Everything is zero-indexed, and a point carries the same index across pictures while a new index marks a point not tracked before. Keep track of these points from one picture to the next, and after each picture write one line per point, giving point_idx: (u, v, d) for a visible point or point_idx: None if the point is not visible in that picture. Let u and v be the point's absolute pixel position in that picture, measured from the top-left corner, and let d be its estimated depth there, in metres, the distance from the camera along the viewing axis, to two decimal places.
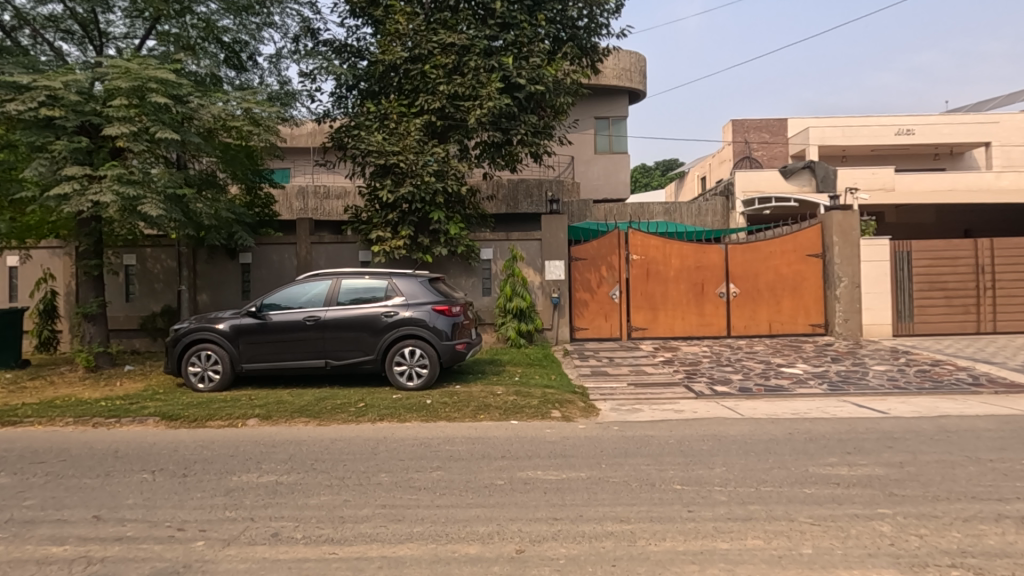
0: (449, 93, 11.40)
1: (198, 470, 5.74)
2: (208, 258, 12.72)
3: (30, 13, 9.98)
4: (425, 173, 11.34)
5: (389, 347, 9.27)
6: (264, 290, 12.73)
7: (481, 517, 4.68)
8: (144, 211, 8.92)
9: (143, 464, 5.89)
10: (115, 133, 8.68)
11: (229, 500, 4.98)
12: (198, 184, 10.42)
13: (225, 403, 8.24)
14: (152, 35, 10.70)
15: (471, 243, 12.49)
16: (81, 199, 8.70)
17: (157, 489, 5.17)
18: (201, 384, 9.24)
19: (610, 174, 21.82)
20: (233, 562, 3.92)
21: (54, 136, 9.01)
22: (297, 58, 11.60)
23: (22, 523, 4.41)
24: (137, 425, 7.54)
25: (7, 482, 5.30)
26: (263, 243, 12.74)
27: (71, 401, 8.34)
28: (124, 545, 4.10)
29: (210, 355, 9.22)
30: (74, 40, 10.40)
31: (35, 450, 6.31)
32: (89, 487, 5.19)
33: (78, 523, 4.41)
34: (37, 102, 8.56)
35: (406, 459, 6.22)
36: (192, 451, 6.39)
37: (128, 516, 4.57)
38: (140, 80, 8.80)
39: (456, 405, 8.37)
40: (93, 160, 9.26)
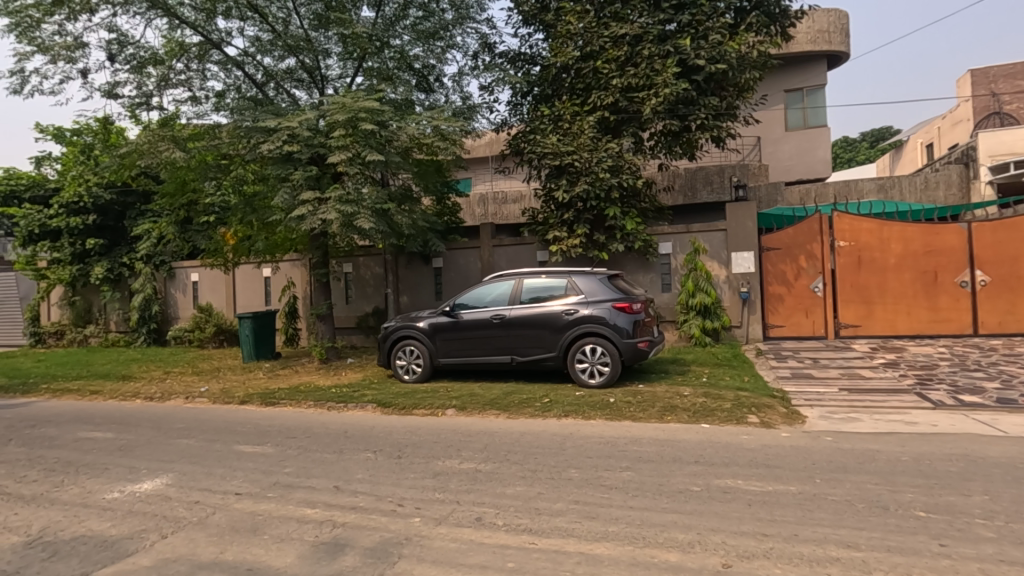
0: (623, 85, 11.20)
1: (409, 453, 6.44)
2: (407, 264, 14.24)
3: (274, 70, 12.14)
4: (599, 170, 11.28)
5: (570, 345, 9.39)
6: (454, 292, 13.86)
7: (678, 524, 4.45)
8: (359, 225, 10.33)
9: (366, 445, 6.79)
10: (336, 160, 10.17)
11: (437, 483, 5.47)
12: (399, 198, 11.73)
13: (427, 393, 9.13)
14: (359, 72, 12.31)
15: (648, 238, 12.10)
16: (314, 218, 10.33)
17: (379, 467, 5.91)
18: (406, 376, 10.31)
19: (804, 151, 19.43)
20: (444, 540, 4.28)
21: (293, 167, 10.84)
22: (477, 72, 12.38)
23: (285, 485, 5.37)
24: (359, 410, 8.72)
25: (272, 451, 6.55)
26: (452, 248, 13.87)
27: (311, 387, 9.99)
28: (358, 514, 4.74)
29: (413, 349, 10.28)
30: (304, 85, 12.43)
31: (288, 427, 7.68)
32: (329, 461, 6.15)
33: (323, 491, 5.24)
34: (282, 142, 10.39)
35: (594, 457, 6.21)
36: (403, 435, 7.20)
37: (359, 489, 5.29)
38: (354, 112, 10.20)
39: (641, 404, 8.15)
40: (320, 185, 10.93)
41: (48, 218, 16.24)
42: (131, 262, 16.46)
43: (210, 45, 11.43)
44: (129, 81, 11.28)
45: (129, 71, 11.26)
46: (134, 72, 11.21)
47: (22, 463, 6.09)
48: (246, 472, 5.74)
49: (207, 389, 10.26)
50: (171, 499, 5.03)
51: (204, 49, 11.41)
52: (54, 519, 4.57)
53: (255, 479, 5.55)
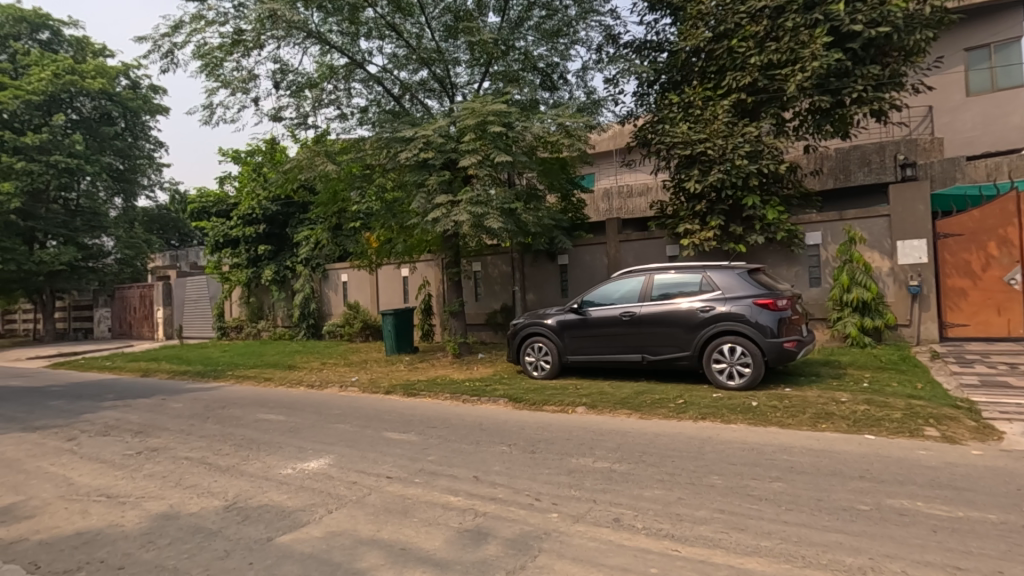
0: (762, 63, 10.36)
1: (543, 449, 6.52)
2: (533, 262, 14.45)
3: (409, 82, 12.93)
4: (736, 157, 10.52)
5: (706, 344, 8.89)
6: (580, 289, 13.81)
7: (844, 546, 3.98)
8: (489, 225, 10.67)
9: (500, 438, 6.99)
10: (467, 163, 10.60)
11: (572, 480, 5.47)
12: (525, 197, 11.94)
13: (557, 390, 9.20)
14: (486, 77, 12.73)
15: (793, 227, 11.05)
16: (447, 220, 10.82)
17: (514, 461, 6.06)
18: (535, 372, 10.45)
19: (991, 119, 16.51)
20: (583, 538, 4.26)
21: (428, 173, 11.50)
22: (602, 66, 12.19)
23: (429, 472, 5.71)
24: (492, 404, 9.02)
25: (417, 439, 7.01)
26: (578, 245, 13.82)
27: (447, 380, 10.56)
28: (497, 505, 4.89)
29: (542, 346, 10.39)
30: (435, 95, 13.13)
31: (429, 418, 8.18)
32: (468, 451, 6.44)
33: (465, 480, 5.48)
34: (418, 150, 11.04)
35: (739, 465, 5.80)
36: (536, 431, 7.31)
37: (498, 481, 5.46)
38: (483, 116, 10.57)
39: (789, 410, 7.46)
40: (452, 188, 11.46)
41: (230, 228, 18.96)
42: (292, 265, 18.62)
43: (355, 64, 12.49)
44: (290, 105, 12.69)
45: (290, 96, 12.66)
46: (293, 96, 12.59)
47: (218, 438, 7.16)
48: (395, 458, 6.20)
49: (357, 379, 11.29)
50: (333, 478, 5.58)
51: (350, 69, 12.50)
52: (243, 488, 5.30)
53: (403, 465, 5.97)
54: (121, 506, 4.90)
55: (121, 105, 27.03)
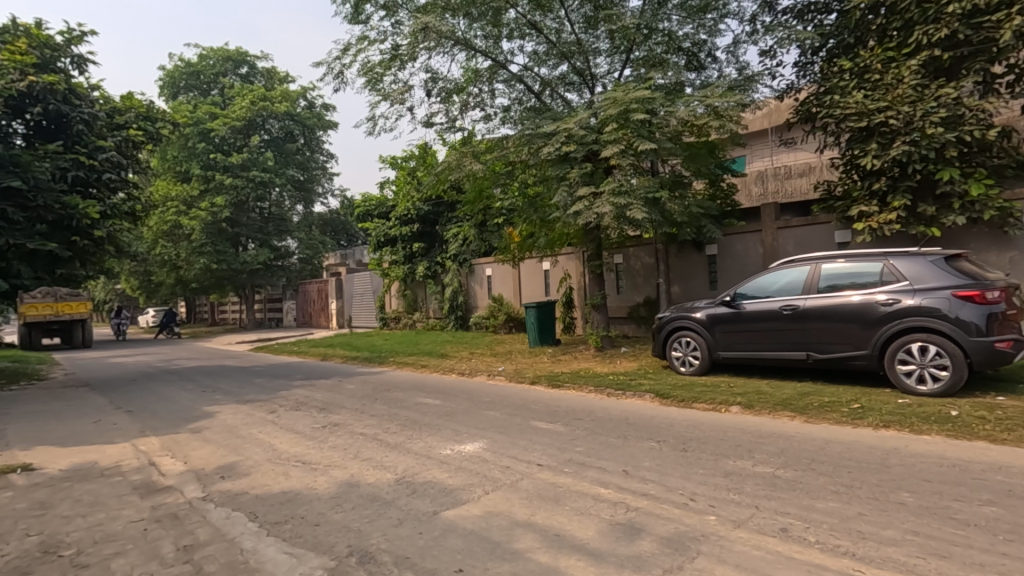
0: (964, 11, 8.87)
1: (695, 447, 6.22)
2: (679, 252, 13.83)
3: (549, 78, 13.05)
4: (928, 124, 9.02)
5: (889, 342, 7.79)
6: (731, 280, 12.92)
7: None
8: (633, 216, 10.40)
9: (649, 434, 6.82)
10: (610, 154, 10.44)
11: (730, 482, 5.15)
12: (671, 185, 11.46)
13: (707, 388, 8.71)
14: (627, 64, 12.46)
15: (1008, 202, 9.15)
16: (589, 212, 10.71)
17: (665, 458, 5.87)
18: (683, 368, 9.89)
19: None
20: (745, 545, 3.99)
21: (569, 167, 11.54)
22: (756, 38, 11.22)
23: (578, 463, 5.76)
24: (637, 399, 8.82)
25: (564, 430, 7.12)
26: (728, 234, 12.93)
27: (591, 373, 10.55)
28: (650, 501, 4.77)
29: (690, 341, 9.82)
30: (575, 87, 13.15)
31: (574, 409, 8.25)
32: (616, 445, 6.38)
33: (614, 473, 5.44)
34: (560, 144, 11.09)
35: (935, 482, 5.01)
36: (686, 428, 7.01)
37: (649, 477, 5.34)
38: (626, 105, 10.34)
39: (1003, 423, 6.27)
40: (594, 180, 11.38)
41: (389, 229, 20.85)
42: (442, 261, 19.95)
43: (498, 66, 12.94)
44: (440, 110, 13.54)
45: (440, 102, 13.48)
46: (443, 102, 13.40)
47: (386, 417, 7.94)
48: (544, 447, 6.36)
49: (504, 369, 11.77)
50: (488, 461, 5.89)
51: (494, 71, 12.98)
52: (410, 464, 5.82)
53: (552, 453, 6.10)
54: (314, 472, 5.67)
55: (301, 124, 31.14)
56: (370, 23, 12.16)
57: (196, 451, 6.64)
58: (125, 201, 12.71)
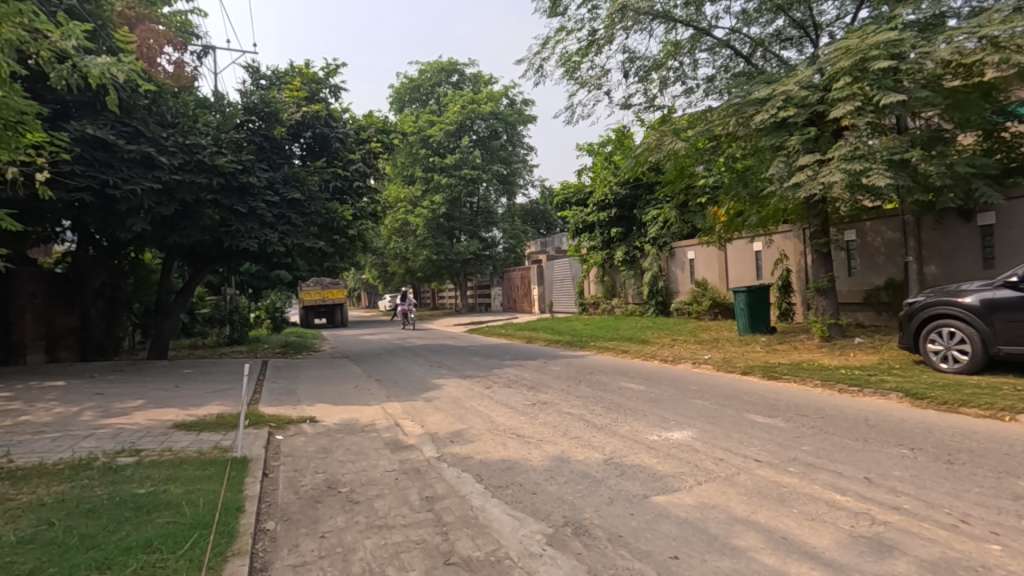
0: None
1: (966, 460, 5.09)
2: (936, 224, 11.39)
3: (762, 37, 11.79)
4: None
5: None
6: (1019, 256, 10.18)
7: None
8: (872, 183, 8.84)
9: (899, 439, 5.79)
10: (841, 113, 9.02)
11: (1022, 508, 4.09)
12: (926, 142, 9.49)
13: (982, 390, 7.06)
14: (863, 5, 10.80)
15: None
16: (813, 183, 9.38)
17: (923, 469, 4.91)
18: (944, 365, 8.16)
19: None
20: None
21: (788, 133, 10.27)
22: None
23: (806, 464, 5.17)
24: (879, 397, 7.55)
25: (785, 426, 6.45)
26: (1012, 197, 10.23)
27: (816, 365, 9.35)
28: (903, 516, 4.06)
29: (954, 332, 8.03)
30: (794, 43, 11.74)
31: (797, 404, 7.42)
32: (854, 448, 5.56)
33: (852, 479, 4.76)
34: (776, 109, 9.90)
35: None
36: (951, 437, 5.77)
37: (900, 488, 4.54)
38: (862, 53, 8.83)
39: None
40: (820, 146, 9.98)
41: (587, 215, 21.17)
42: (641, 246, 19.59)
43: (702, 33, 12.11)
44: (638, 90, 13.21)
45: (638, 82, 13.15)
46: (641, 81, 13.05)
47: (591, 399, 8.14)
48: (763, 442, 5.84)
49: (710, 357, 11.13)
50: (699, 451, 5.64)
51: (697, 39, 12.18)
52: (617, 446, 5.88)
53: (773, 450, 5.58)
54: (528, 445, 6.09)
55: (503, 121, 33.49)
56: (568, 13, 12.36)
57: (430, 417, 7.65)
58: (369, 204, 15.11)
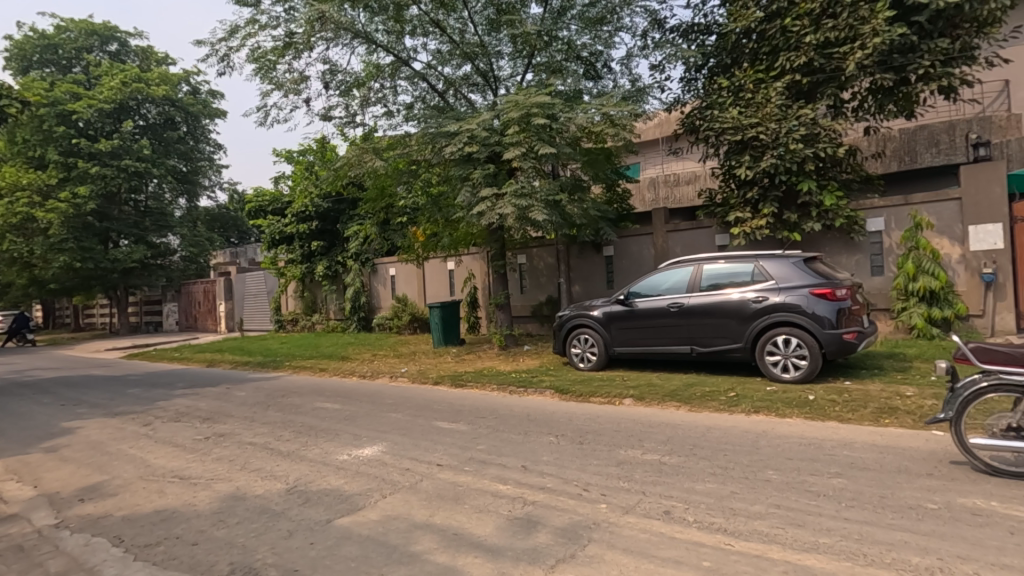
0: (818, 42, 10.21)
1: (592, 440, 6.52)
2: (579, 253, 14.40)
3: (453, 77, 13.09)
4: (790, 141, 10.36)
5: (760, 335, 8.67)
6: (627, 279, 13.67)
7: (911, 545, 3.74)
8: (533, 218, 10.68)
9: (550, 429, 7.04)
10: (511, 155, 10.67)
11: (621, 471, 5.43)
12: (570, 188, 11.96)
13: (604, 382, 9.18)
14: (529, 68, 12.89)
15: (853, 213, 10.73)
16: (492, 213, 10.88)
17: (563, 452, 6.09)
18: (582, 364, 10.38)
19: None
20: (633, 529, 4.20)
21: (473, 167, 11.61)
22: (647, 52, 12.06)
23: (479, 461, 5.82)
24: (538, 395, 9.08)
25: (466, 428, 7.15)
26: (624, 236, 13.71)
27: (494, 371, 10.72)
28: (547, 494, 4.92)
29: (588, 338, 10.31)
30: (479, 89, 13.30)
31: (477, 408, 8.33)
32: (517, 441, 6.52)
33: (513, 469, 5.57)
34: (462, 144, 11.16)
35: (796, 459, 5.51)
36: (585, 422, 7.32)
37: (547, 470, 5.51)
38: (526, 108, 10.63)
39: (849, 404, 7.13)
40: (497, 181, 11.55)
41: (284, 226, 19.90)
42: (344, 260, 19.26)
43: (400, 62, 12.72)
44: (339, 104, 13.05)
45: (339, 95, 13.01)
46: (342, 95, 12.94)
47: (280, 424, 7.54)
48: (447, 447, 6.35)
49: (406, 370, 11.62)
50: (387, 464, 5.78)
51: (396, 67, 12.73)
52: (303, 472, 5.56)
53: (454, 453, 6.11)
54: (194, 487, 5.25)
55: (183, 110, 28.44)
56: (260, 7, 11.45)
57: (52, 473, 5.89)
58: None
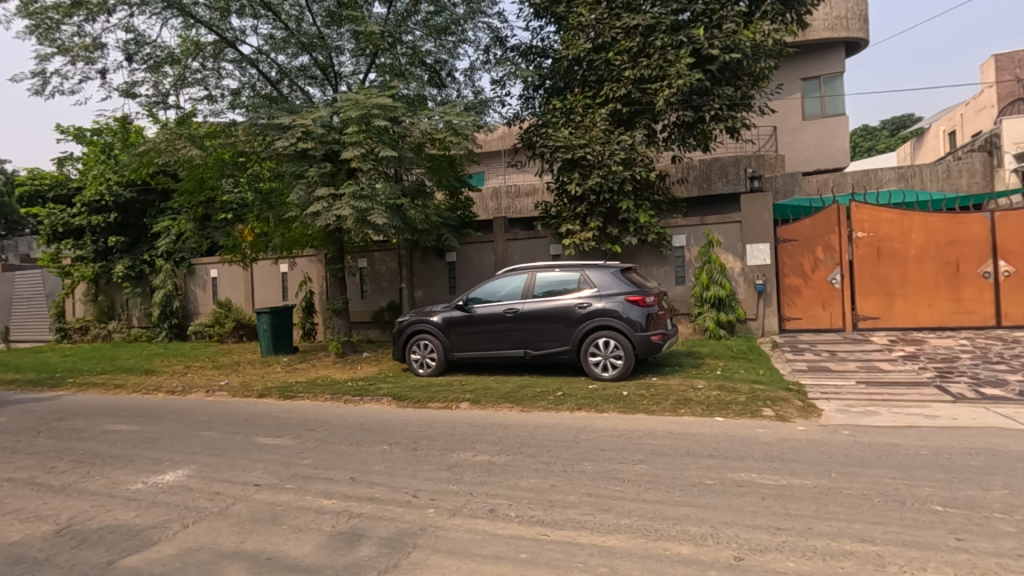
0: (635, 77, 11.49)
1: (425, 445, 6.52)
2: (422, 258, 14.37)
3: (288, 67, 12.27)
4: (612, 162, 11.50)
5: (584, 338, 9.45)
6: (467, 285, 13.95)
7: (692, 517, 4.37)
8: (373, 221, 10.40)
9: (383, 437, 6.90)
10: (350, 155, 10.28)
11: (451, 474, 5.52)
12: (413, 193, 11.87)
13: (442, 387, 9.24)
14: (372, 68, 12.55)
15: (662, 230, 12.24)
16: (328, 214, 10.40)
17: (395, 460, 6.00)
18: (421, 370, 10.38)
19: (824, 140, 19.67)
20: (459, 531, 4.29)
21: (308, 164, 10.96)
22: (489, 67, 12.51)
23: (303, 477, 5.48)
24: (375, 403, 8.84)
25: (292, 443, 6.68)
26: (467, 243, 14.00)
27: (328, 381, 10.19)
28: (374, 504, 4.81)
29: (428, 343, 10.34)
30: (317, 83, 12.62)
31: (306, 419, 7.85)
32: (347, 453, 6.27)
33: (340, 482, 5.35)
34: (296, 139, 10.50)
35: (609, 450, 6.11)
36: (420, 428, 7.30)
37: (376, 480, 5.38)
38: (366, 108, 10.32)
39: (654, 397, 8.10)
40: (335, 181, 11.02)
41: (71, 216, 16.78)
42: (151, 259, 16.86)
43: (225, 43, 11.55)
44: (147, 81, 11.45)
45: (147, 71, 11.43)
46: (151, 71, 11.38)
47: (52, 454, 6.30)
48: (267, 464, 5.87)
49: (226, 382, 10.51)
50: (193, 490, 5.17)
51: (220, 48, 11.54)
52: (81, 509, 4.73)
53: (275, 471, 5.68)
54: None
55: None
56: None
57: None
58: None
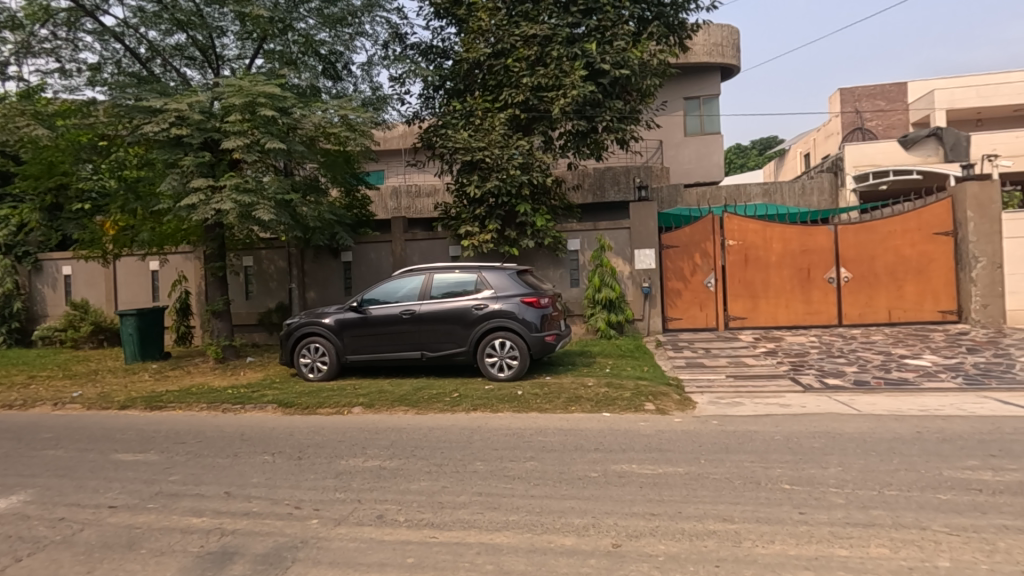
0: (533, 84, 11.78)
1: (311, 453, 6.22)
2: (315, 258, 13.71)
3: (161, 45, 11.22)
4: (509, 167, 11.69)
5: (480, 339, 9.53)
6: (363, 286, 13.51)
7: (575, 509, 4.56)
8: (258, 217, 9.74)
9: (264, 447, 6.48)
10: (231, 146, 9.54)
11: (339, 482, 5.31)
12: (305, 189, 11.27)
13: (333, 392, 8.86)
14: (259, 54, 11.75)
15: (558, 234, 12.66)
16: (206, 208, 9.61)
17: (277, 470, 5.65)
18: (312, 374, 9.91)
19: (703, 155, 21.46)
20: (343, 540, 4.14)
21: (183, 152, 10.04)
22: (387, 63, 12.21)
23: (168, 495, 4.99)
24: (258, 411, 8.28)
25: (157, 458, 6.06)
26: (363, 243, 13.56)
27: (205, 388, 9.38)
28: (250, 519, 4.50)
29: (319, 346, 9.88)
30: (196, 65, 11.60)
31: (177, 431, 7.17)
32: (222, 466, 5.81)
33: (213, 498, 4.94)
34: (168, 124, 9.60)
35: (501, 449, 6.21)
36: (306, 435, 6.95)
37: (254, 493, 5.04)
38: (251, 96, 9.63)
39: (547, 396, 8.36)
40: (215, 172, 10.17)
41: None
42: None
43: (82, 12, 10.22)
44: None
45: None
46: None
47: None
48: (125, 484, 5.28)
49: (81, 393, 9.32)
50: (29, 518, 4.51)
51: (75, 16, 10.21)
52: None
53: (135, 490, 5.12)
54: None
55: None
56: None
57: None
58: None
